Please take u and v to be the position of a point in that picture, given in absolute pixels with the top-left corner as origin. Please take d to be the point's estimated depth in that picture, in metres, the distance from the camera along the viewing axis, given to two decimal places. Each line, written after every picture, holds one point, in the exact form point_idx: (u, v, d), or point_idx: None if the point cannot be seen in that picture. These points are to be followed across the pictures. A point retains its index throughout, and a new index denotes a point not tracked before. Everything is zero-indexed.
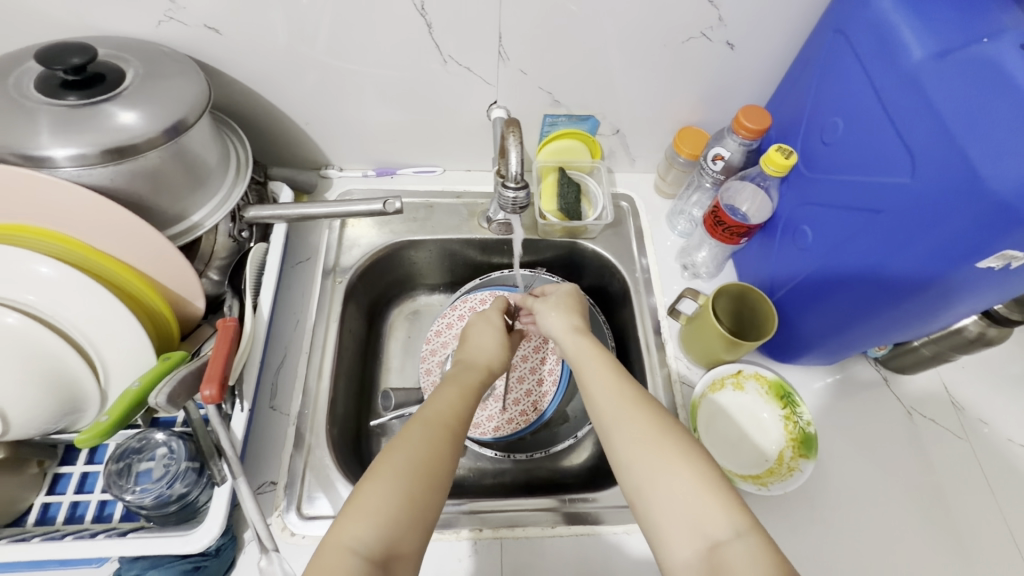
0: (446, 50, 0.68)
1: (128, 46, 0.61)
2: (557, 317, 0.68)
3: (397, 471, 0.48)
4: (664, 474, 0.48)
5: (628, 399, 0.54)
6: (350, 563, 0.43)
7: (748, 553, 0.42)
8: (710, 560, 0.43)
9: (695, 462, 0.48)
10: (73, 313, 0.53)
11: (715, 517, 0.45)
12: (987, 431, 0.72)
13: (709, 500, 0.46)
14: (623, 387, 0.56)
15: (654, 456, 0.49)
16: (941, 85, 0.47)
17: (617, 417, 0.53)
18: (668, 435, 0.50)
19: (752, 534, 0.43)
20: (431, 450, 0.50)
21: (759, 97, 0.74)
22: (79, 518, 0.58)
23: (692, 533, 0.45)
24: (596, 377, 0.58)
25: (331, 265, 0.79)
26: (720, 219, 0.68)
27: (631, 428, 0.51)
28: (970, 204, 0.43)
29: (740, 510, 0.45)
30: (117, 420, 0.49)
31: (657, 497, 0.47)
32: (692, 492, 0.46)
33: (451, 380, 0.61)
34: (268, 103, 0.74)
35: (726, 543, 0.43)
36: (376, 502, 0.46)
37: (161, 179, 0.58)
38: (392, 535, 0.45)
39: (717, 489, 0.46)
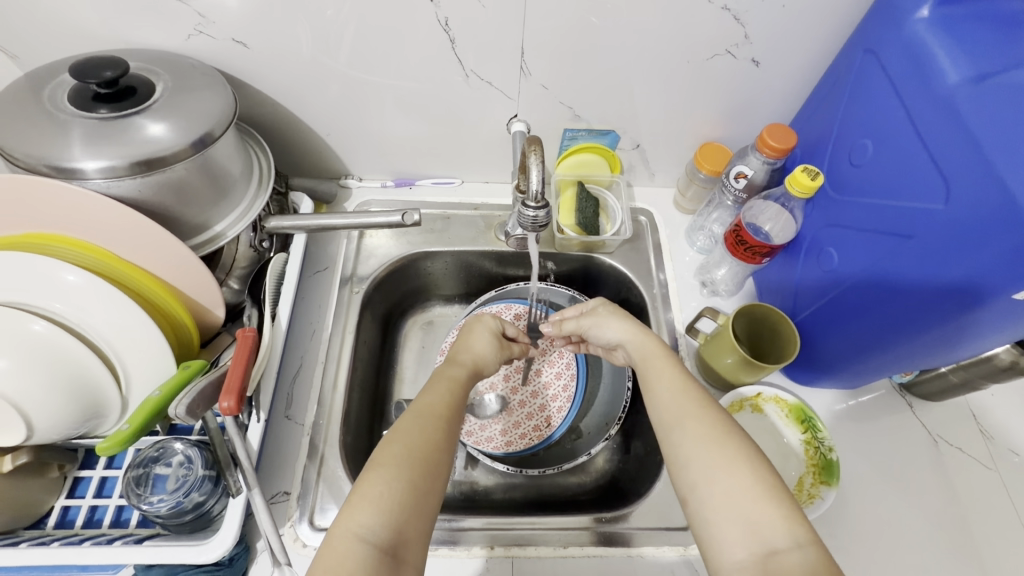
0: (468, 64, 0.69)
1: (158, 59, 0.62)
2: (616, 323, 0.65)
3: (398, 461, 0.47)
4: (724, 475, 0.47)
5: (692, 399, 0.54)
6: (359, 550, 0.43)
7: (806, 565, 0.41)
8: (764, 567, 0.42)
9: (758, 469, 0.47)
10: (99, 321, 0.54)
11: (777, 523, 0.43)
12: (1018, 462, 0.70)
13: (768, 508, 0.44)
14: (689, 389, 0.55)
15: (715, 457, 0.48)
16: (980, 110, 0.45)
17: (677, 418, 0.53)
18: (731, 437, 0.49)
19: (811, 548, 0.42)
20: (426, 443, 0.50)
21: (784, 114, 0.73)
22: (97, 522, 0.59)
23: (748, 537, 0.43)
24: (661, 377, 0.57)
25: (348, 274, 0.80)
26: (742, 238, 0.67)
27: (692, 429, 0.51)
28: (1007, 234, 0.42)
29: (800, 522, 0.43)
30: (138, 429, 0.50)
31: (713, 499, 0.46)
32: (752, 496, 0.45)
33: (438, 375, 0.60)
34: (291, 114, 0.75)
35: (784, 552, 0.42)
36: (383, 491, 0.45)
37: (187, 191, 0.59)
38: (398, 524, 0.45)
39: (779, 498, 0.45)
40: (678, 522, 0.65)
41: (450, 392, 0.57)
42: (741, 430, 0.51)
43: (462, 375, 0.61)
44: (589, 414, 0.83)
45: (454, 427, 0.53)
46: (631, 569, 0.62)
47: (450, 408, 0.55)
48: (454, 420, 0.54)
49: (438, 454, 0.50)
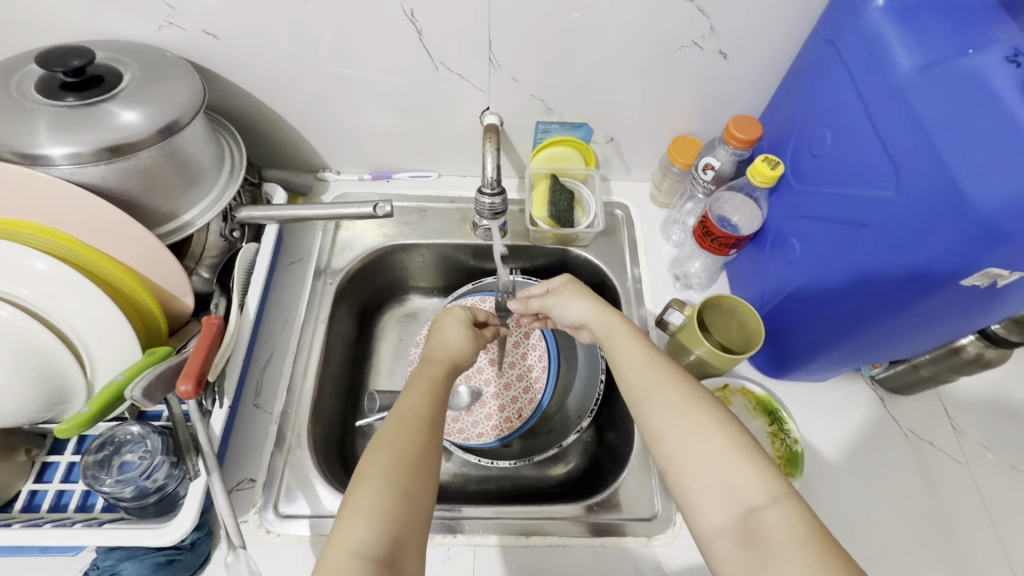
0: (438, 56, 0.69)
1: (128, 49, 0.63)
2: (579, 303, 0.65)
3: (385, 470, 0.47)
4: (697, 439, 0.47)
5: (660, 367, 0.54)
6: (357, 565, 0.42)
7: (784, 519, 0.41)
8: (745, 527, 0.42)
9: (729, 431, 0.47)
10: (64, 307, 0.55)
11: (754, 480, 0.44)
12: (989, 458, 0.69)
13: (742, 466, 0.44)
14: (656, 359, 0.55)
15: (688, 420, 0.48)
16: (928, 98, 0.45)
17: (646, 388, 0.53)
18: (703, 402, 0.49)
19: (788, 501, 0.42)
20: (413, 447, 0.49)
21: (755, 107, 0.73)
22: (63, 506, 0.59)
23: (724, 499, 0.44)
24: (628, 351, 0.57)
25: (323, 265, 0.80)
26: (708, 230, 0.67)
27: (663, 395, 0.51)
28: (953, 221, 0.42)
29: (774, 476, 0.44)
30: (98, 411, 0.51)
31: (689, 465, 0.46)
32: (727, 457, 0.45)
33: (416, 376, 0.58)
34: (266, 106, 0.76)
35: (761, 509, 0.42)
36: (373, 502, 0.45)
37: (154, 179, 0.60)
38: (394, 535, 0.44)
39: (751, 455, 0.45)
40: (643, 513, 0.65)
41: (431, 389, 0.56)
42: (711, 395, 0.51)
43: (442, 371, 0.60)
44: (564, 406, 0.83)
45: (437, 427, 0.52)
46: (594, 561, 0.62)
47: (433, 408, 0.54)
48: (437, 419, 0.53)
49: (427, 460, 0.49)
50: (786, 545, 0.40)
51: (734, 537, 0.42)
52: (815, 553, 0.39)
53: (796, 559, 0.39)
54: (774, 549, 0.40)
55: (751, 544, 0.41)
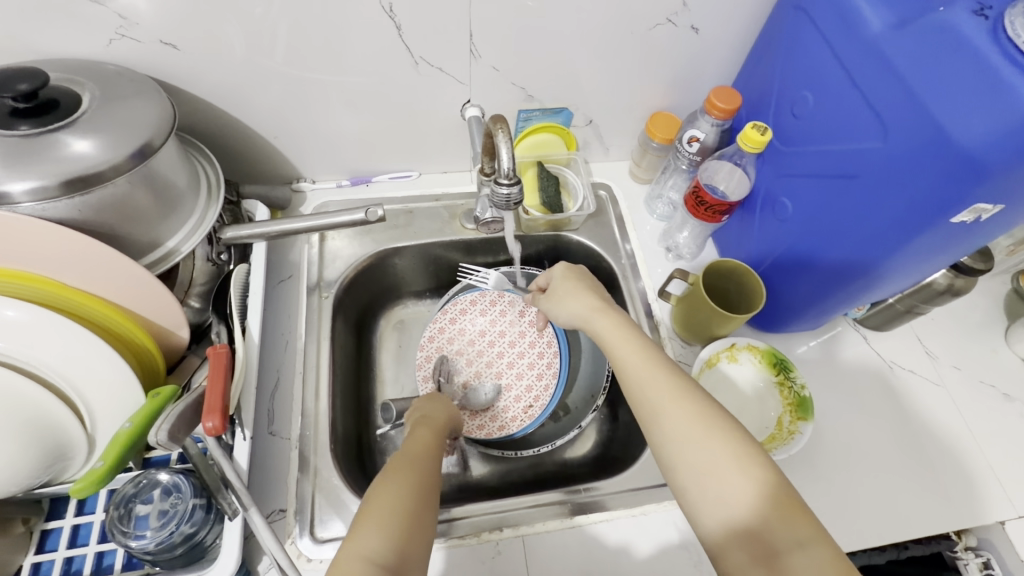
0: (417, 51, 0.67)
1: (78, 68, 0.57)
2: (576, 300, 0.63)
3: (396, 486, 0.48)
4: (715, 482, 0.45)
5: (673, 385, 0.51)
6: (369, 571, 0.41)
7: (811, 565, 0.41)
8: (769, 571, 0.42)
9: (747, 468, 0.45)
10: (53, 356, 0.50)
11: (777, 523, 0.43)
12: (960, 376, 0.77)
13: (766, 510, 0.43)
14: (661, 375, 0.52)
15: (704, 457, 0.46)
16: (904, 53, 0.49)
17: (659, 411, 0.50)
18: (718, 436, 0.47)
19: (816, 543, 0.42)
20: (420, 472, 0.51)
21: (725, 77, 0.77)
22: (75, 573, 0.54)
23: (744, 539, 0.43)
24: (632, 364, 0.54)
25: (315, 281, 0.77)
26: (701, 199, 0.70)
27: (677, 424, 0.49)
28: (938, 159, 0.46)
29: (801, 520, 0.43)
30: (114, 463, 0.47)
31: (708, 502, 0.45)
32: (744, 501, 0.44)
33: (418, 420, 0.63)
34: (233, 118, 0.71)
35: (791, 555, 0.42)
36: (386, 513, 0.45)
37: (131, 207, 0.55)
38: (404, 546, 0.44)
39: (776, 495, 0.44)
40: None
41: (432, 433, 0.59)
42: (734, 421, 0.49)
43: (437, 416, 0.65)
44: (575, 388, 0.85)
45: (437, 464, 0.54)
46: (636, 530, 0.64)
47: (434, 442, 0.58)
48: (436, 459, 0.55)
49: (433, 486, 0.50)
50: None
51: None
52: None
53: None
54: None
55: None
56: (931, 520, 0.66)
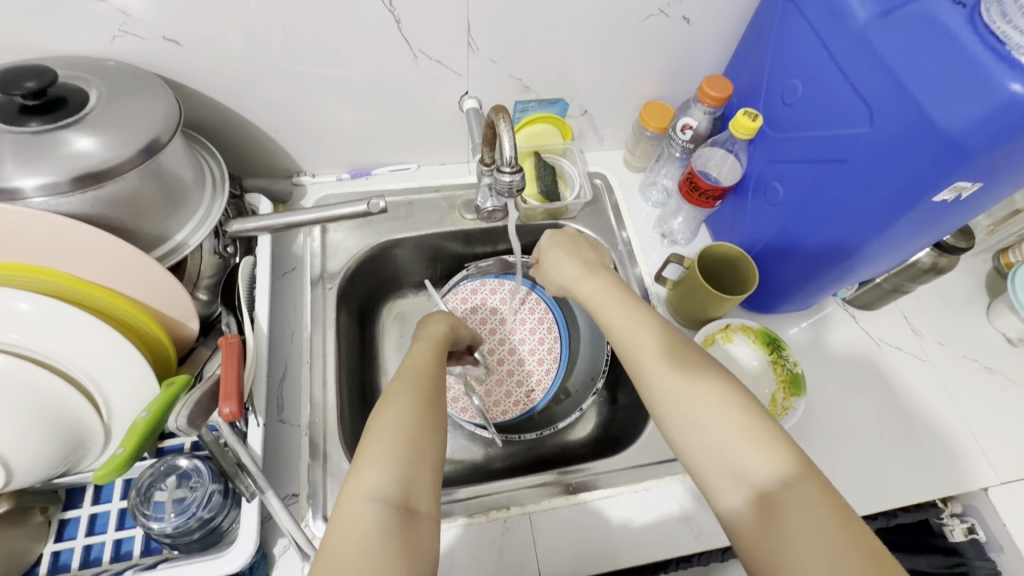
0: (416, 44, 0.69)
1: (83, 65, 0.58)
2: (570, 263, 0.67)
3: (394, 420, 0.48)
4: (704, 426, 0.47)
5: (663, 343, 0.54)
6: (372, 508, 0.43)
7: (799, 500, 0.42)
8: (759, 508, 0.43)
9: (732, 414, 0.47)
10: (70, 348, 0.51)
11: (764, 461, 0.44)
12: (945, 352, 0.80)
13: (751, 451, 0.45)
14: (652, 334, 0.55)
15: (691, 407, 0.48)
16: (889, 42, 0.51)
17: (649, 366, 0.53)
18: (704, 387, 0.49)
19: (801, 480, 0.43)
20: (419, 402, 0.51)
21: (716, 66, 0.79)
22: (96, 560, 0.56)
23: (734, 479, 0.45)
24: (622, 327, 0.57)
25: (318, 272, 0.78)
26: (695, 184, 0.72)
27: (664, 378, 0.51)
28: (923, 141, 0.48)
29: (787, 459, 0.44)
30: (134, 450, 0.48)
31: (698, 446, 0.47)
32: (732, 442, 0.46)
33: (418, 341, 0.63)
34: (234, 113, 0.72)
35: (775, 492, 0.43)
36: (385, 451, 0.46)
37: (140, 202, 0.56)
38: (408, 478, 0.45)
39: (760, 437, 0.45)
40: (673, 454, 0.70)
41: (432, 358, 0.60)
42: (725, 375, 0.50)
43: (438, 335, 0.65)
44: (574, 372, 0.87)
45: (438, 388, 0.55)
46: (638, 505, 0.66)
47: (433, 368, 0.58)
48: (438, 382, 0.56)
49: (436, 410, 0.51)
50: (804, 527, 0.40)
51: (750, 517, 0.43)
52: (833, 539, 0.39)
53: (814, 547, 0.39)
54: (789, 533, 0.40)
55: (766, 526, 0.42)
56: (917, 487, 0.69)
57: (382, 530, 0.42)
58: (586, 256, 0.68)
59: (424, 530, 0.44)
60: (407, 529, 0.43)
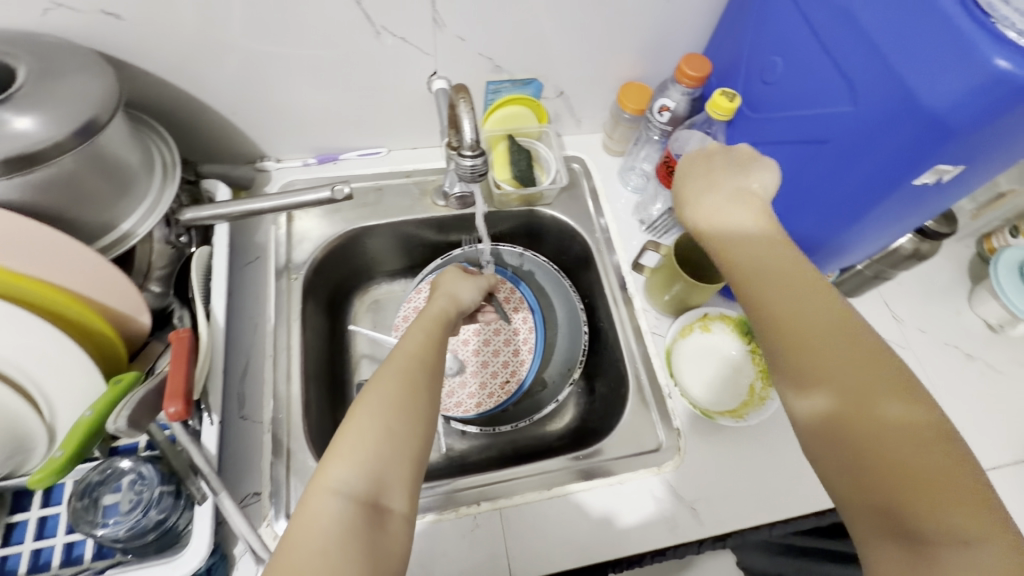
0: (378, 20, 0.65)
1: (13, 40, 0.53)
2: (708, 203, 0.54)
3: (373, 411, 0.46)
4: (869, 442, 0.38)
5: (823, 317, 0.43)
6: (335, 503, 0.41)
7: (975, 559, 0.34)
8: (913, 552, 0.35)
9: (913, 434, 0.37)
10: (6, 346, 0.48)
11: (949, 513, 0.35)
12: (926, 339, 0.79)
13: (928, 491, 0.35)
14: (813, 298, 0.44)
15: (855, 415, 0.39)
16: (872, 13, 0.48)
17: (795, 342, 0.42)
18: (875, 393, 0.39)
19: (988, 543, 0.34)
20: (403, 390, 0.49)
21: (696, 45, 0.76)
22: (44, 565, 0.53)
23: (903, 521, 0.36)
24: (758, 280, 0.46)
25: (283, 262, 0.75)
26: (673, 167, 0.69)
27: (815, 361, 0.41)
28: (906, 122, 0.46)
29: (975, 512, 0.35)
30: (73, 453, 0.46)
31: (842, 454, 0.39)
32: (912, 479, 0.36)
33: (416, 318, 0.60)
34: (187, 94, 0.68)
35: (941, 544, 0.34)
36: (355, 444, 0.44)
37: (80, 187, 0.52)
38: (377, 473, 0.44)
39: (942, 474, 0.36)
40: (649, 446, 0.68)
41: (427, 335, 0.56)
42: (915, 389, 0.39)
43: (439, 313, 0.61)
44: (551, 363, 0.84)
45: (432, 373, 0.52)
46: (613, 499, 0.65)
47: (427, 352, 0.54)
48: (435, 365, 0.54)
49: (422, 399, 0.49)
50: None
51: (896, 553, 0.36)
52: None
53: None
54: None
55: (917, 571, 0.35)
56: None
57: (345, 527, 0.41)
58: (741, 192, 0.54)
59: (393, 528, 0.43)
60: (372, 527, 0.42)
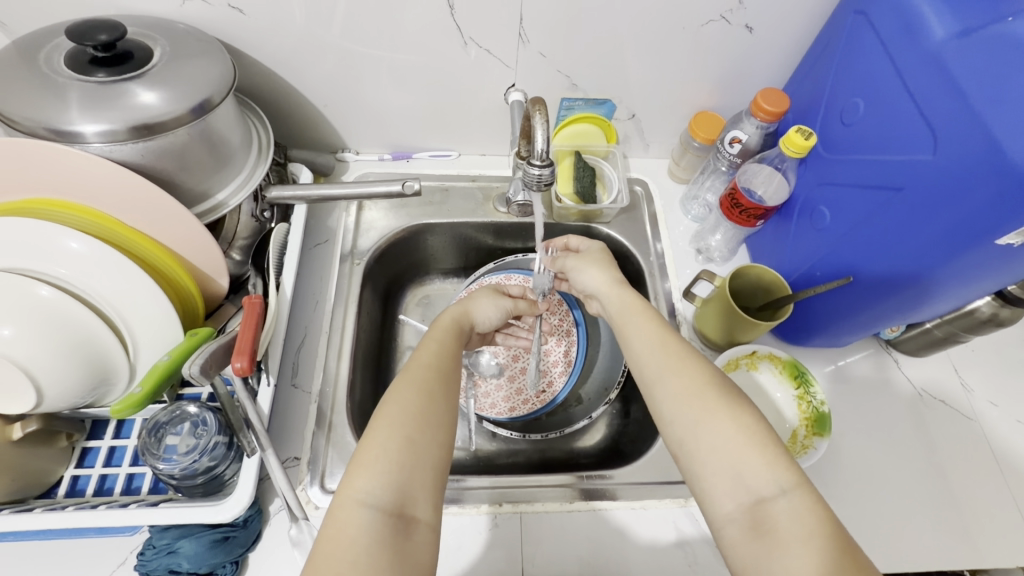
0: (468, 32, 0.69)
1: (154, 25, 0.61)
2: (596, 272, 0.67)
3: (394, 422, 0.48)
4: (709, 429, 0.48)
5: (672, 350, 0.55)
6: (361, 515, 0.43)
7: (793, 510, 0.43)
8: (753, 516, 0.44)
9: (741, 417, 0.48)
10: (108, 288, 0.54)
11: (769, 474, 0.44)
12: (996, 414, 0.74)
13: (752, 456, 0.45)
14: (667, 339, 0.56)
15: (697, 408, 0.49)
16: (968, 63, 0.47)
17: (659, 371, 0.54)
18: (719, 394, 0.50)
19: (798, 490, 0.44)
20: (422, 399, 0.50)
21: (775, 81, 0.75)
22: (108, 490, 0.59)
23: (736, 490, 0.45)
24: (637, 331, 0.59)
25: (348, 248, 0.80)
26: (736, 201, 0.69)
27: (672, 385, 0.52)
28: (992, 177, 0.44)
29: (786, 467, 0.45)
30: (150, 391, 0.50)
31: (704, 449, 0.47)
32: (741, 455, 0.46)
33: (431, 329, 0.62)
34: (288, 85, 0.75)
35: (770, 500, 0.44)
36: (379, 456, 0.46)
37: (188, 157, 0.58)
38: (401, 486, 0.45)
39: (765, 445, 0.46)
40: (678, 477, 0.67)
41: (442, 344, 0.59)
42: (740, 392, 0.50)
43: (451, 323, 0.64)
44: (589, 380, 0.85)
45: (449, 380, 0.55)
46: (634, 523, 0.64)
47: (442, 360, 0.57)
48: (449, 372, 0.55)
49: (439, 409, 0.51)
50: (793, 536, 0.41)
51: (740, 526, 0.44)
52: (822, 547, 0.40)
53: (804, 554, 0.40)
54: (781, 540, 0.41)
55: (756, 537, 0.43)
56: (944, 553, 0.64)
57: (374, 537, 0.42)
58: (605, 262, 0.68)
59: (420, 538, 0.44)
60: (400, 536, 0.43)
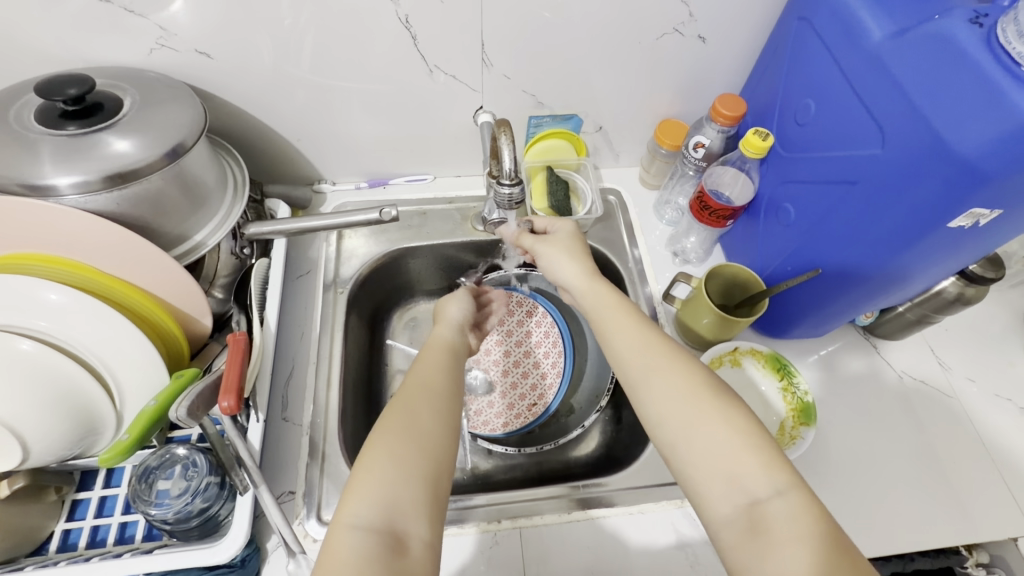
0: (432, 59, 0.71)
1: (123, 75, 0.62)
2: (568, 264, 0.66)
3: (381, 442, 0.49)
4: (703, 432, 0.49)
5: (658, 350, 0.55)
6: (352, 537, 0.43)
7: (788, 510, 0.44)
8: (749, 517, 0.45)
9: (734, 420, 0.49)
10: (90, 338, 0.54)
11: (763, 477, 0.46)
12: (975, 390, 0.76)
13: (747, 459, 0.47)
14: (654, 341, 0.56)
15: (691, 412, 0.50)
16: (904, 62, 0.50)
17: (644, 373, 0.54)
18: (710, 399, 0.51)
19: (792, 492, 0.45)
20: (410, 416, 0.51)
21: (734, 85, 0.78)
22: (101, 541, 0.58)
23: (733, 491, 0.46)
24: (621, 330, 0.59)
25: (331, 277, 0.81)
26: (705, 203, 0.71)
27: (666, 387, 0.52)
28: (937, 167, 0.47)
29: (780, 468, 0.46)
30: (138, 437, 0.50)
31: (698, 453, 0.48)
32: (736, 458, 0.47)
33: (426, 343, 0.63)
34: (260, 123, 0.76)
35: (765, 501, 0.45)
36: (366, 477, 0.46)
37: (163, 202, 0.59)
38: (388, 503, 0.45)
39: (757, 446, 0.47)
40: (672, 478, 0.68)
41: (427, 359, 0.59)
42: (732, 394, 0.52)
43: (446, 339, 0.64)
44: (580, 389, 0.86)
45: (446, 396, 0.55)
46: (632, 527, 0.65)
47: (439, 376, 0.56)
48: (445, 389, 0.55)
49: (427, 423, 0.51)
50: (790, 535, 0.42)
51: (736, 527, 0.45)
52: (816, 547, 0.41)
53: (799, 553, 0.41)
54: (776, 540, 0.42)
55: (754, 537, 0.44)
56: (938, 532, 0.65)
57: (365, 558, 0.42)
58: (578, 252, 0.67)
59: (412, 551, 0.44)
60: (393, 552, 0.43)
